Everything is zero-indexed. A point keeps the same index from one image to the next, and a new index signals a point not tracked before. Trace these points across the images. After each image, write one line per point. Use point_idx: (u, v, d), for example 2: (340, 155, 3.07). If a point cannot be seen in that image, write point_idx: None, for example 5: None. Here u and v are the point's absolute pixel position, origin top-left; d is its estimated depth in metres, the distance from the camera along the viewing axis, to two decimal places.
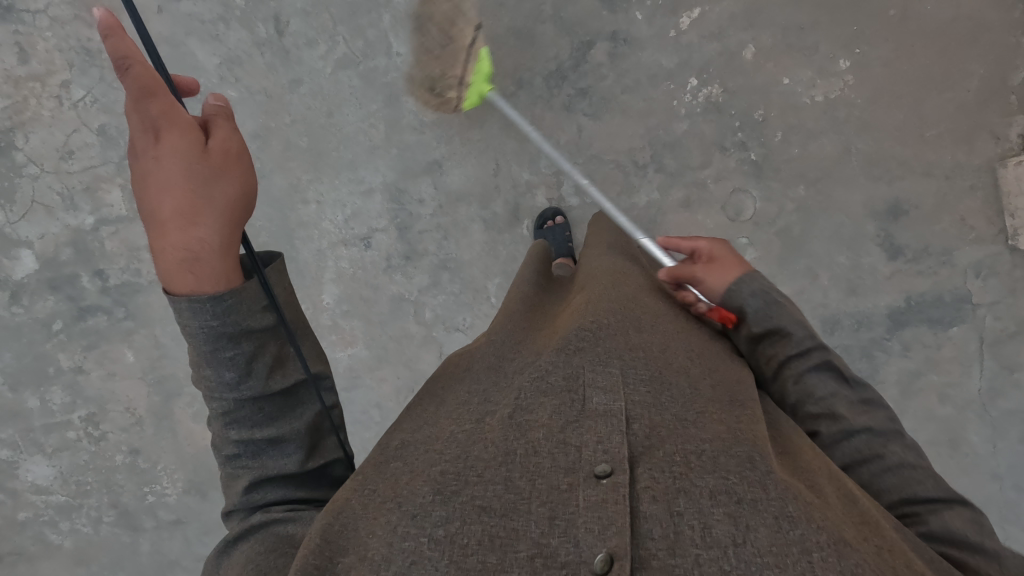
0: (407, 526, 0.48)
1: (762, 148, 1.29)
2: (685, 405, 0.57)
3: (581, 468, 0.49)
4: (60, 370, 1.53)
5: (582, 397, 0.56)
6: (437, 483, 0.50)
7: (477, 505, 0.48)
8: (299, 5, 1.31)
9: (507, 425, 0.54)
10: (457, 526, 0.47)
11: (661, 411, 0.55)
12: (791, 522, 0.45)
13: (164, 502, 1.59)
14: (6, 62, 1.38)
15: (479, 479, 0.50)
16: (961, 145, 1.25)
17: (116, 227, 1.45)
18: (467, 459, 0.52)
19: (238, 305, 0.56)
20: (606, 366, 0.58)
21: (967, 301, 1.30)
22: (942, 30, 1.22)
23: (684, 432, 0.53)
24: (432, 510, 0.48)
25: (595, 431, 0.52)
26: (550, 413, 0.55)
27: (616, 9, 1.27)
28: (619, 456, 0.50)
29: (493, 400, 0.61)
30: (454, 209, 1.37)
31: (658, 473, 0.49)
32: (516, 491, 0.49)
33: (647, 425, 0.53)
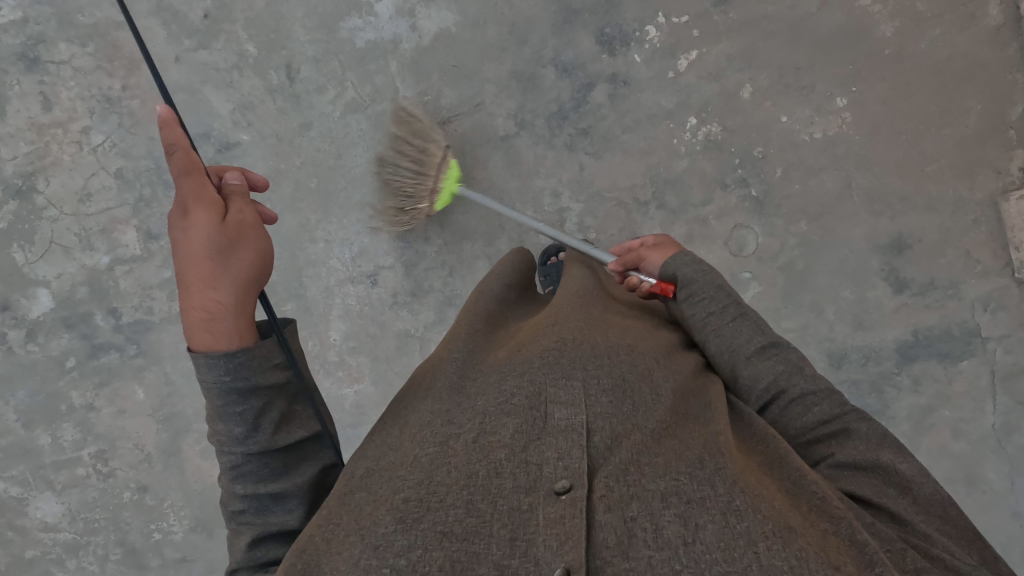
0: (369, 558, 0.47)
1: (763, 184, 1.31)
2: (643, 413, 0.60)
3: (541, 487, 0.51)
4: (72, 407, 1.55)
5: (544, 413, 0.58)
6: (400, 511, 0.50)
7: (438, 531, 0.48)
8: (310, 53, 1.37)
9: (471, 448, 0.55)
10: (420, 552, 0.47)
11: (620, 420, 0.58)
12: (738, 516, 0.47)
13: (170, 540, 1.58)
14: (30, 110, 1.44)
15: (440, 505, 0.50)
16: (962, 179, 1.26)
17: (130, 266, 1.48)
18: (429, 484, 0.52)
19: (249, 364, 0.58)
20: (567, 381, 0.61)
21: (977, 334, 1.29)
22: (937, 68, 1.24)
23: (639, 443, 0.55)
24: (395, 538, 0.48)
25: (556, 448, 0.54)
26: (512, 431, 0.56)
27: (615, 52, 1.30)
28: (577, 471, 0.51)
29: (453, 419, 0.61)
30: (459, 247, 1.39)
31: (614, 481, 0.51)
32: (477, 513, 0.49)
33: (603, 439, 0.55)
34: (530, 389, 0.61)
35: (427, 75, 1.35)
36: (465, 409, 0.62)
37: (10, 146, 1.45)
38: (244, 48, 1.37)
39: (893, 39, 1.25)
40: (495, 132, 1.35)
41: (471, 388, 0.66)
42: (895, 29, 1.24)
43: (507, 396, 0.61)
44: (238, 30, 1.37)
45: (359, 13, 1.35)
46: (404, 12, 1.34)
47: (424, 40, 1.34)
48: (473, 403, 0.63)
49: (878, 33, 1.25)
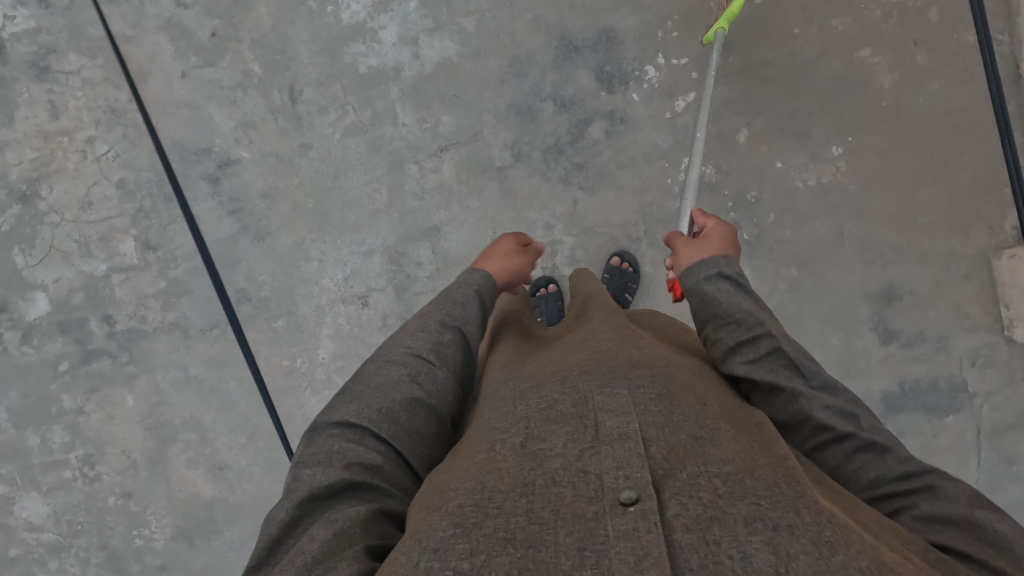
0: (429, 560, 0.47)
1: (756, 228, 1.31)
2: (698, 425, 0.60)
3: (604, 498, 0.50)
4: (62, 410, 1.57)
5: (595, 422, 0.59)
6: (457, 517, 0.51)
7: (500, 538, 0.48)
8: (313, 76, 1.39)
9: (522, 456, 0.57)
10: (482, 558, 0.47)
11: (677, 433, 0.58)
12: (831, 548, 0.45)
13: (152, 546, 1.59)
14: (37, 117, 1.47)
15: (499, 512, 0.51)
16: (956, 233, 1.26)
17: (126, 275, 1.50)
18: (484, 492, 0.53)
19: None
20: (614, 390, 0.62)
21: (964, 389, 1.29)
22: (934, 121, 1.24)
23: (703, 456, 0.55)
24: (455, 542, 0.48)
25: (613, 458, 0.53)
26: (565, 442, 0.57)
27: (614, 90, 1.31)
28: (642, 483, 0.50)
29: (500, 427, 0.63)
30: (451, 273, 1.40)
31: (685, 496, 0.50)
32: (539, 521, 0.49)
33: (664, 450, 0.55)
34: (576, 396, 0.63)
35: (427, 103, 1.36)
36: (508, 416, 0.64)
37: (16, 152, 1.48)
38: (249, 68, 1.40)
39: (892, 91, 1.25)
40: (492, 162, 1.36)
41: (515, 399, 0.67)
42: (893, 80, 1.25)
43: (550, 405, 0.63)
44: (243, 50, 1.39)
45: (363, 39, 1.36)
46: (408, 40, 1.35)
47: (425, 68, 1.36)
48: (516, 407, 0.65)
49: (876, 83, 1.25)
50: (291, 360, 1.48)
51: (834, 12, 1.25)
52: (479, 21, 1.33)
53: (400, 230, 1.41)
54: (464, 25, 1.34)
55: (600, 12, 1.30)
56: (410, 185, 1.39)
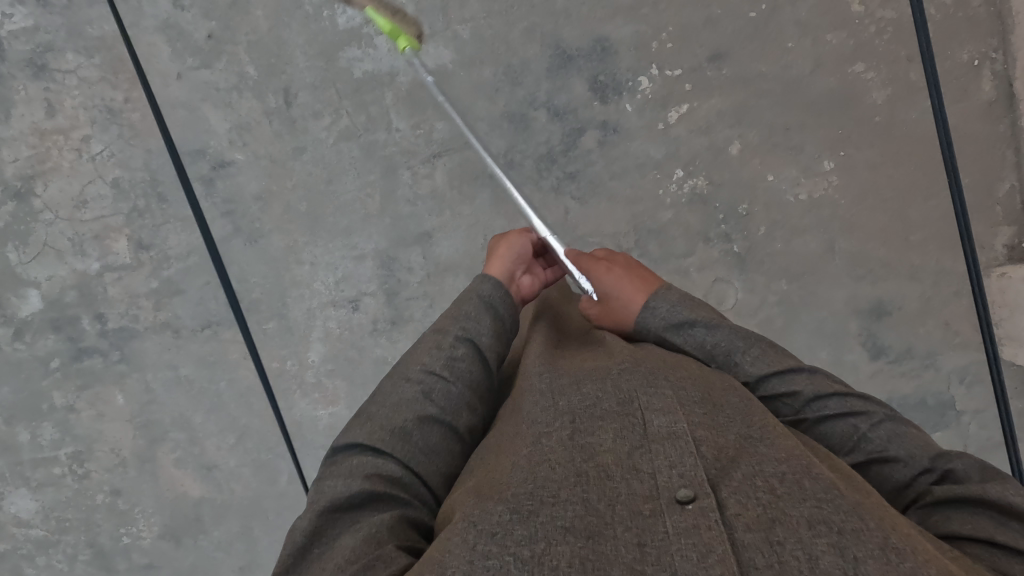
0: (487, 544, 0.50)
1: (746, 241, 1.31)
2: (744, 427, 0.63)
3: (661, 495, 0.52)
4: (53, 407, 1.57)
5: (641, 420, 0.61)
6: (513, 503, 0.53)
7: (560, 527, 0.51)
8: (309, 80, 1.39)
9: (571, 447, 0.59)
10: (544, 544, 0.49)
11: (723, 435, 0.61)
12: (898, 554, 0.47)
13: (139, 545, 1.60)
14: (34, 115, 1.48)
15: (556, 500, 0.53)
16: (946, 250, 1.26)
17: (119, 274, 1.51)
18: (537, 480, 0.56)
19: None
20: (658, 390, 0.64)
21: (952, 407, 1.29)
22: (927, 138, 1.24)
23: (755, 458, 0.57)
24: (513, 529, 0.51)
25: (665, 456, 0.56)
26: (614, 438, 0.59)
27: (607, 100, 1.31)
28: (697, 482, 0.53)
29: (543, 419, 0.64)
30: (442, 279, 1.41)
31: (742, 496, 0.52)
32: (597, 513, 0.52)
33: (714, 450, 0.57)
34: (620, 395, 0.64)
35: (421, 109, 1.37)
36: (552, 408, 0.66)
37: (12, 149, 1.49)
38: (245, 71, 1.40)
39: (885, 107, 1.25)
40: (485, 169, 1.36)
41: (553, 390, 0.68)
42: (886, 96, 1.24)
43: (594, 400, 0.65)
44: (240, 52, 1.40)
45: (359, 44, 1.37)
46: None
47: (420, 75, 1.36)
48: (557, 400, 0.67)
49: (870, 99, 1.25)
50: (281, 362, 1.48)
51: (830, 26, 1.24)
52: (474, 29, 1.33)
53: (392, 235, 1.41)
54: (459, 32, 1.34)
55: (596, 21, 1.30)
56: (403, 191, 1.39)
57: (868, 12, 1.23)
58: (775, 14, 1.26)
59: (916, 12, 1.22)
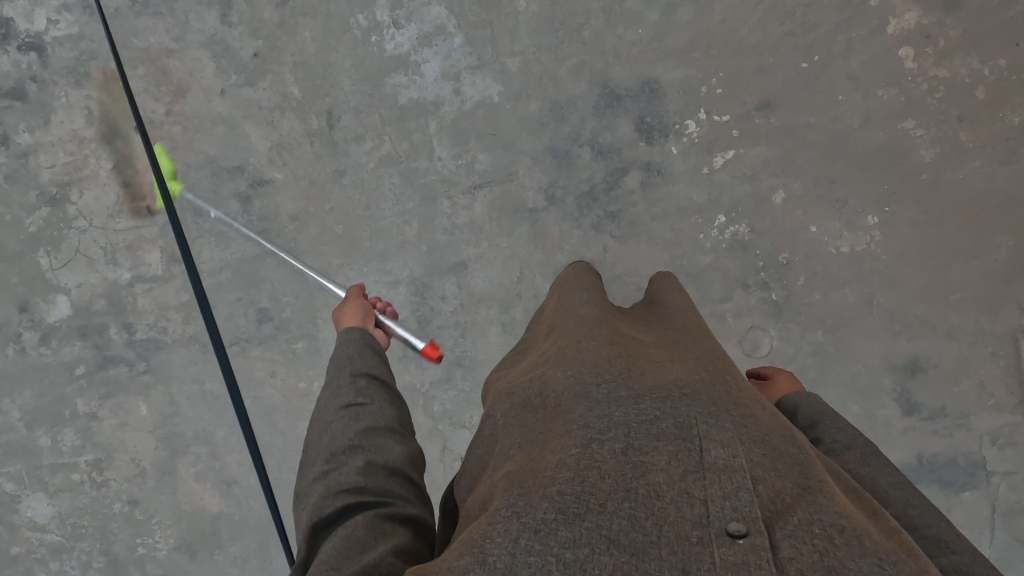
0: (530, 538, 0.44)
1: (784, 290, 1.30)
2: (805, 473, 0.53)
3: (711, 524, 0.45)
4: (75, 414, 1.57)
5: (697, 446, 0.52)
6: (558, 501, 0.47)
7: (605, 536, 0.44)
8: (352, 103, 1.38)
9: (620, 458, 0.51)
10: (586, 552, 0.43)
11: (781, 476, 0.51)
12: None
13: (154, 556, 1.60)
14: (73, 122, 1.47)
15: (603, 508, 0.46)
16: (985, 311, 1.25)
17: (150, 285, 1.51)
18: (582, 483, 0.49)
19: (365, 439, 0.66)
20: (716, 418, 0.55)
21: (982, 467, 1.29)
22: (973, 199, 1.23)
23: (813, 507, 0.48)
24: (553, 529, 0.45)
25: (721, 486, 0.48)
26: (666, 458, 0.51)
27: (653, 142, 1.31)
28: (751, 516, 0.45)
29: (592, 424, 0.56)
30: (475, 309, 1.40)
31: (799, 543, 0.44)
32: (644, 530, 0.45)
33: (772, 490, 0.48)
34: (677, 415, 0.55)
35: (464, 139, 1.36)
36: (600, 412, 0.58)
37: (49, 155, 1.48)
38: (289, 91, 1.40)
39: (932, 165, 1.24)
40: (524, 204, 1.36)
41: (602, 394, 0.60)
42: (934, 155, 1.24)
43: (647, 413, 0.56)
44: (285, 72, 1.39)
45: (405, 71, 1.36)
46: (450, 76, 1.35)
47: (465, 105, 1.36)
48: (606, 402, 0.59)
49: (917, 157, 1.24)
50: (308, 382, 1.49)
51: (881, 82, 1.24)
52: (523, 63, 1.33)
53: (427, 263, 1.40)
54: (508, 65, 1.33)
55: (646, 63, 1.29)
56: (441, 220, 1.39)
57: (921, 69, 1.23)
58: (827, 66, 1.25)
59: (969, 72, 1.21)
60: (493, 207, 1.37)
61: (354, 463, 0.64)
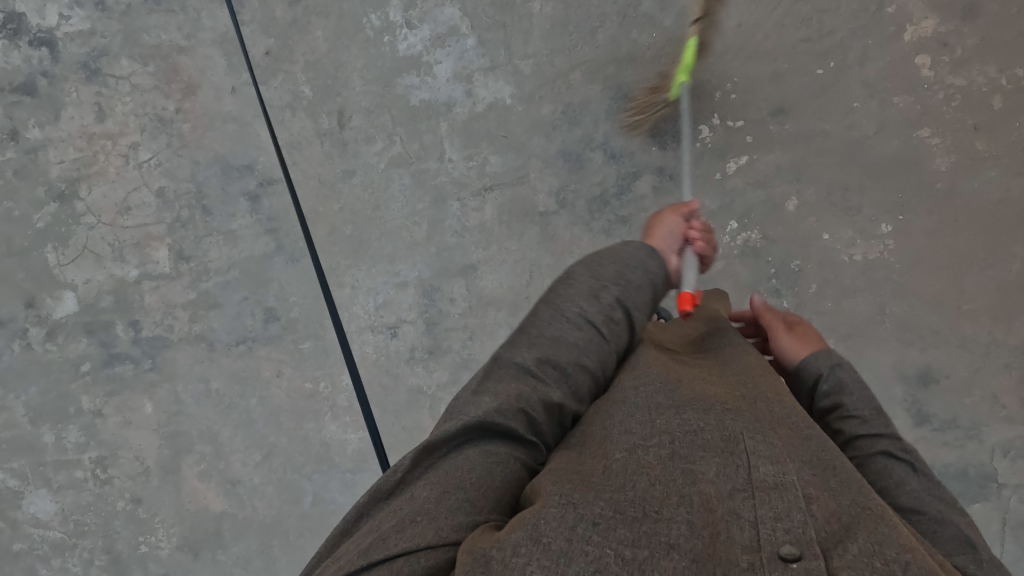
0: (588, 531, 0.46)
1: (796, 297, 1.29)
2: (854, 495, 0.53)
3: (764, 547, 0.45)
4: (80, 410, 1.56)
5: (747, 462, 0.52)
6: (614, 503, 0.48)
7: (662, 542, 0.45)
8: (363, 103, 1.38)
9: (671, 467, 0.52)
10: (645, 553, 0.45)
11: (832, 497, 0.51)
12: None
13: (155, 555, 1.58)
14: (83, 118, 1.47)
15: (658, 515, 0.47)
16: (998, 322, 1.24)
17: (157, 283, 1.50)
18: (636, 490, 0.50)
19: (566, 381, 0.69)
20: (765, 436, 0.55)
21: (993, 479, 1.28)
22: (988, 209, 1.22)
23: (870, 532, 0.48)
24: (612, 528, 0.46)
25: (772, 507, 0.48)
26: (716, 472, 0.51)
27: (665, 146, 1.30)
28: (804, 540, 0.45)
29: (641, 433, 0.57)
30: (483, 312, 1.39)
31: (856, 572, 0.44)
32: (698, 540, 0.46)
33: (824, 513, 0.49)
34: (725, 429, 0.56)
35: (476, 141, 1.36)
36: (648, 421, 0.58)
37: (59, 151, 1.48)
38: (300, 90, 1.39)
39: (947, 174, 1.23)
40: (535, 207, 1.35)
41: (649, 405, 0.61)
42: (950, 164, 1.23)
43: (696, 426, 0.56)
44: (297, 71, 1.39)
45: (417, 72, 1.36)
46: (462, 77, 1.35)
47: (477, 107, 1.35)
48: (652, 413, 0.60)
49: (932, 166, 1.23)
50: (314, 383, 1.48)
51: (897, 90, 1.23)
52: (536, 65, 1.32)
53: (436, 264, 1.40)
54: (520, 67, 1.33)
55: (659, 67, 1.29)
56: (451, 221, 1.38)
57: (937, 77, 1.22)
58: (842, 73, 1.25)
59: (986, 81, 1.20)
60: (504, 210, 1.36)
61: (541, 397, 0.67)
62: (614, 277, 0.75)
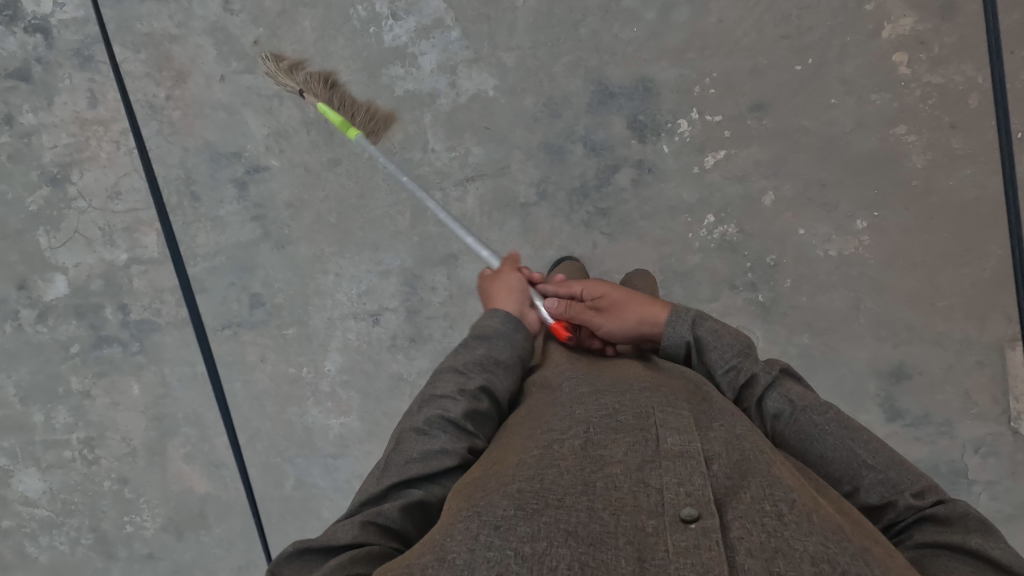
0: (489, 534, 0.46)
1: (772, 292, 1.31)
2: (759, 452, 0.56)
3: (665, 512, 0.47)
4: (69, 391, 1.59)
5: (654, 437, 0.56)
6: (518, 499, 0.49)
7: (563, 529, 0.46)
8: (350, 93, 1.40)
9: (582, 457, 0.55)
10: (544, 544, 0.45)
11: (737, 456, 0.55)
12: None
13: (141, 534, 1.62)
14: (76, 104, 1.49)
15: (561, 504, 0.49)
16: (973, 320, 1.25)
17: (146, 267, 1.53)
18: (544, 482, 0.52)
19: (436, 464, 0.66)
20: (674, 413, 0.59)
21: (964, 475, 1.29)
22: (964, 206, 1.23)
23: (765, 480, 0.51)
24: (515, 523, 0.47)
25: (675, 474, 0.50)
26: (624, 454, 0.54)
27: (645, 140, 1.32)
28: (702, 500, 0.47)
29: (559, 429, 0.60)
30: (464, 301, 1.41)
31: (749, 522, 0.46)
32: (600, 522, 0.47)
33: (725, 473, 0.52)
34: (636, 413, 0.60)
35: (459, 132, 1.37)
36: (566, 419, 0.61)
37: (52, 136, 1.50)
38: None
39: (923, 172, 1.24)
40: (516, 198, 1.37)
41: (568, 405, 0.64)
42: (926, 161, 1.24)
43: (609, 417, 0.60)
44: (285, 60, 1.41)
45: (403, 63, 1.38)
46: (447, 68, 1.37)
47: (461, 99, 1.37)
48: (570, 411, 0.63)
49: (909, 163, 1.24)
50: (298, 368, 1.51)
51: (874, 87, 1.24)
52: (519, 57, 1.34)
53: (418, 254, 1.42)
54: (504, 60, 1.34)
55: (640, 61, 1.30)
56: (433, 211, 1.40)
57: (915, 76, 1.23)
58: (820, 70, 1.26)
59: (963, 80, 1.21)
60: (486, 201, 1.38)
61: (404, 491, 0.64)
62: (480, 364, 0.74)
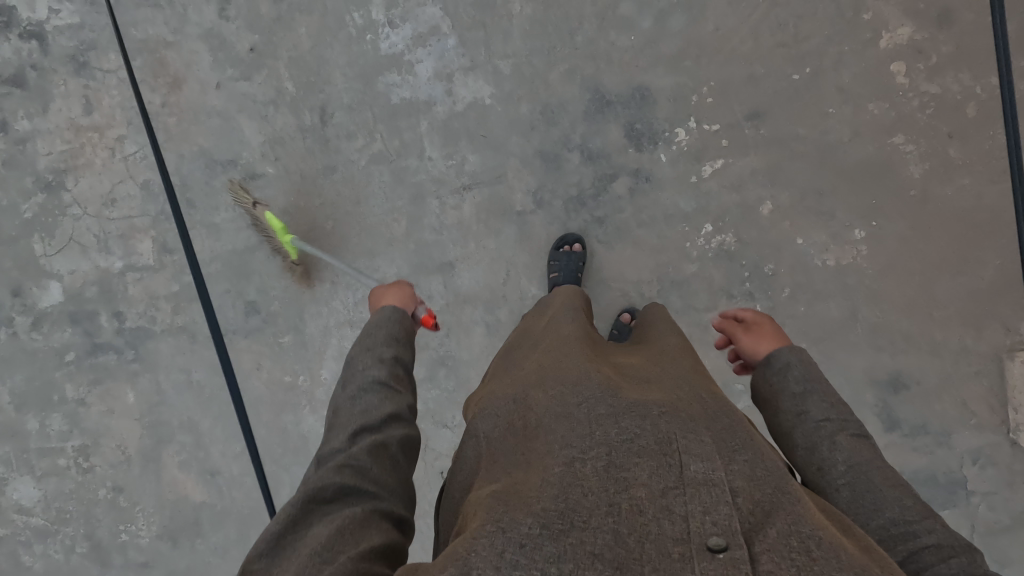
0: (515, 554, 0.45)
1: (770, 301, 1.30)
2: (779, 480, 0.55)
3: (692, 539, 0.46)
4: (63, 399, 1.58)
5: (678, 461, 0.53)
6: (542, 518, 0.48)
7: (587, 551, 0.45)
8: (345, 101, 1.39)
9: (604, 475, 0.53)
10: (571, 566, 0.44)
11: (759, 483, 0.53)
12: None
13: (135, 543, 1.61)
14: (71, 111, 1.49)
15: (586, 525, 0.48)
16: (970, 329, 1.25)
17: (140, 275, 1.52)
18: (568, 501, 0.50)
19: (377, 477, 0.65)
20: (696, 434, 0.57)
21: (962, 486, 1.28)
22: (961, 215, 1.23)
23: (789, 515, 0.50)
24: (540, 544, 0.46)
25: (701, 501, 0.49)
26: (648, 474, 0.52)
27: (642, 148, 1.31)
28: (730, 530, 0.46)
29: (577, 442, 0.58)
30: (460, 309, 1.40)
31: (777, 557, 0.45)
32: (625, 547, 0.46)
33: (749, 503, 0.50)
34: (658, 431, 0.57)
35: (455, 140, 1.37)
36: (585, 430, 0.59)
37: (47, 142, 1.50)
38: (283, 86, 1.41)
39: (920, 181, 1.24)
40: (512, 206, 1.36)
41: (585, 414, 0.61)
42: (923, 170, 1.23)
43: (630, 431, 0.57)
44: (280, 67, 1.40)
45: (399, 70, 1.37)
46: (443, 76, 1.36)
47: (457, 106, 1.36)
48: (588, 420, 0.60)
49: (906, 171, 1.24)
50: (293, 376, 1.50)
51: (871, 95, 1.24)
52: (515, 65, 1.33)
53: (414, 261, 1.41)
54: (500, 67, 1.34)
55: (636, 69, 1.30)
56: (429, 219, 1.40)
57: (912, 85, 1.22)
58: (817, 78, 1.25)
59: (960, 89, 1.21)
60: (482, 209, 1.38)
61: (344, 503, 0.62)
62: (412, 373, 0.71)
